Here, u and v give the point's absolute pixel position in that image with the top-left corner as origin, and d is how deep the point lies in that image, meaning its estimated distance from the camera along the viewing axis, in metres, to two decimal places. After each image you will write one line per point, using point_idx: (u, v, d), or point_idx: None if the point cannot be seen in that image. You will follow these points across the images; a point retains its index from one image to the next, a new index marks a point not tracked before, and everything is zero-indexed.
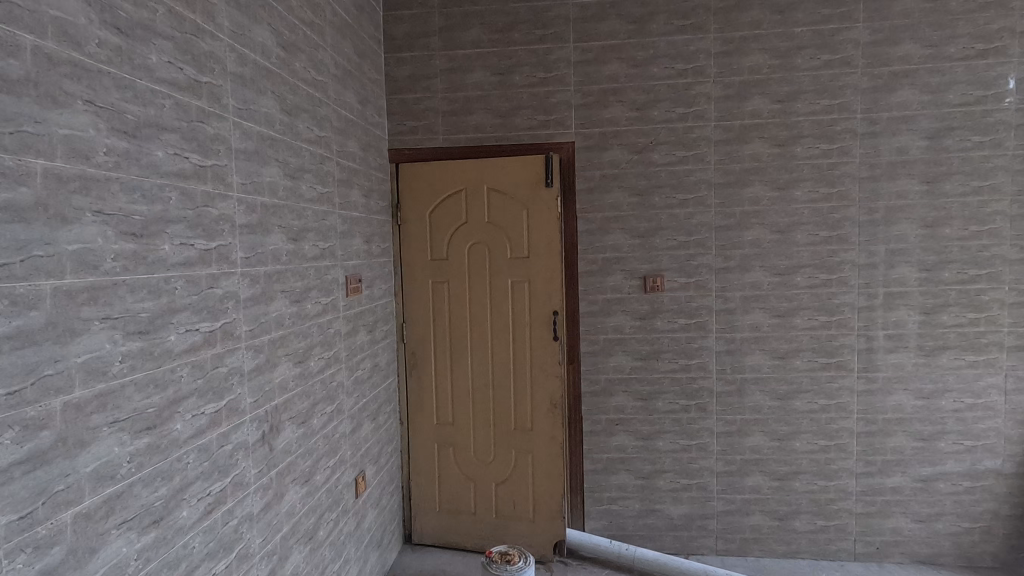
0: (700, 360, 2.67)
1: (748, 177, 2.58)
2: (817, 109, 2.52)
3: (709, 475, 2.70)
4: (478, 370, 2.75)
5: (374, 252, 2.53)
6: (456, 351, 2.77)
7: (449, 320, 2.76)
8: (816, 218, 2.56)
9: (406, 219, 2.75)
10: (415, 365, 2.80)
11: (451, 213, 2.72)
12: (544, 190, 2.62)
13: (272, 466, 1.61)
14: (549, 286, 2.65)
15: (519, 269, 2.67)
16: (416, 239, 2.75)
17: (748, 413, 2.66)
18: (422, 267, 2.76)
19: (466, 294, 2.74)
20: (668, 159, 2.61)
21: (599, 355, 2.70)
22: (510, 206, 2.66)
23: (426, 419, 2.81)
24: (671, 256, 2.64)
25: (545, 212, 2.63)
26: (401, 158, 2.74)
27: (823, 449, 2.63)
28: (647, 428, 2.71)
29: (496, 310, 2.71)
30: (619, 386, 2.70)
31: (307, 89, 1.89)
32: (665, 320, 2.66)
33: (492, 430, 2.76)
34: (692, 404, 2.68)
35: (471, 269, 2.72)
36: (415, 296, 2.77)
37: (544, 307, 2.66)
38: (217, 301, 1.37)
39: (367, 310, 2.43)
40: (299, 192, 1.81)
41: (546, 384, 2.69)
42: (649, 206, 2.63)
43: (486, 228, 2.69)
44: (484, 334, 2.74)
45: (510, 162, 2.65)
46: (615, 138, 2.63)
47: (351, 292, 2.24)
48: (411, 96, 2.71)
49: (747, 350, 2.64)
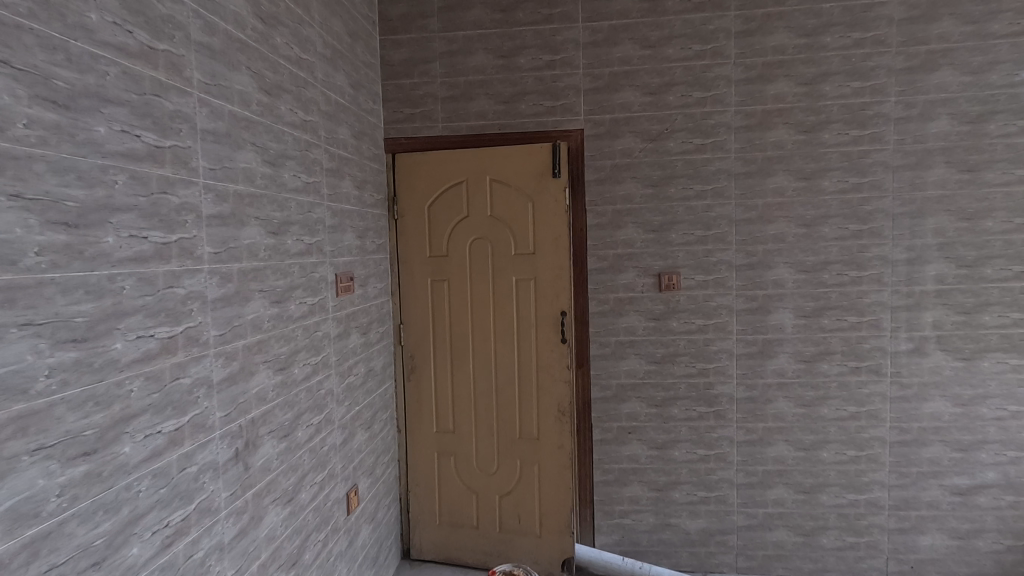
0: (719, 364, 2.48)
1: (772, 167, 2.39)
2: (847, 93, 2.33)
3: (729, 487, 2.52)
4: (481, 374, 2.57)
5: (369, 248, 2.36)
6: (456, 355, 2.59)
7: (449, 321, 2.59)
8: (845, 210, 2.37)
9: (403, 214, 2.57)
10: (413, 370, 2.62)
11: (452, 206, 2.54)
12: (551, 181, 2.44)
13: (248, 487, 1.44)
14: (556, 285, 2.47)
15: (524, 266, 2.49)
16: (413, 235, 2.57)
17: (770, 421, 2.47)
18: (421, 265, 2.58)
19: (467, 294, 2.56)
20: (685, 147, 2.42)
21: (610, 359, 2.51)
22: (514, 199, 2.48)
23: (425, 427, 2.64)
24: (687, 252, 2.45)
25: (551, 204, 2.45)
26: (398, 148, 2.56)
27: (853, 460, 2.44)
28: (662, 437, 2.53)
29: (499, 312, 2.53)
30: (632, 392, 2.52)
31: (290, 68, 1.71)
32: (682, 321, 2.48)
33: (495, 439, 2.58)
34: (711, 412, 2.50)
35: (472, 267, 2.54)
36: (413, 295, 2.59)
37: (551, 308, 2.48)
38: (178, 302, 1.19)
39: (361, 310, 2.25)
40: (279, 180, 1.63)
41: (554, 391, 2.51)
42: (664, 199, 2.44)
43: (488, 223, 2.51)
44: (486, 337, 2.56)
45: (514, 151, 2.47)
46: (627, 125, 2.44)
47: (342, 291, 2.06)
48: (408, 81, 2.54)
49: (771, 353, 2.45)
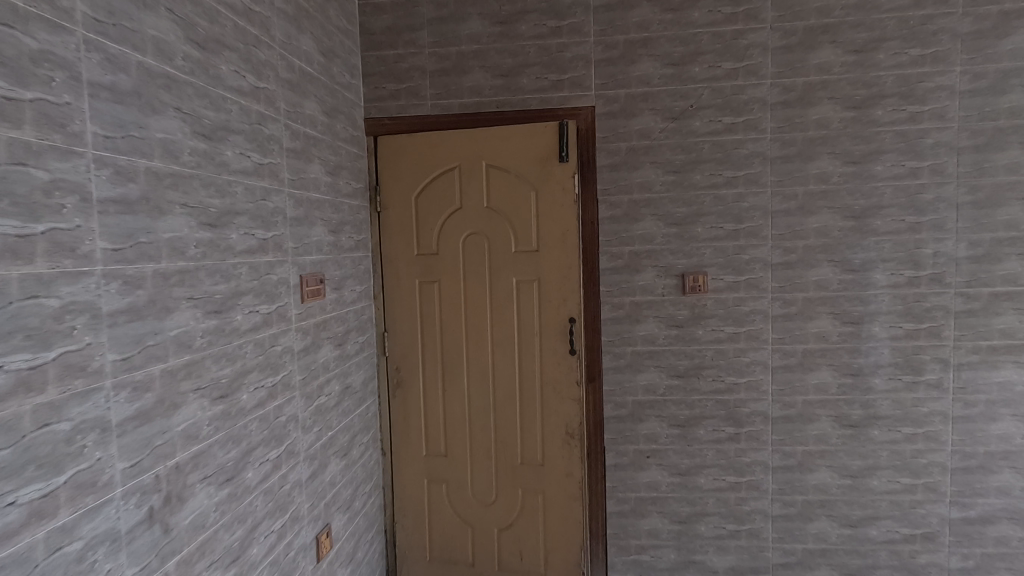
0: (752, 378, 2.15)
1: (814, 149, 2.05)
2: (904, 61, 1.99)
3: (763, 520, 2.18)
4: (476, 390, 2.24)
5: (345, 245, 2.02)
6: (449, 369, 2.25)
7: (441, 329, 2.25)
8: (901, 199, 2.03)
9: (387, 205, 2.24)
10: (399, 385, 2.29)
11: (442, 197, 2.20)
12: (558, 166, 2.10)
13: (169, 556, 1.11)
14: (564, 288, 2.13)
15: (526, 266, 2.15)
16: (399, 230, 2.24)
17: (812, 445, 2.14)
18: (407, 265, 2.24)
19: (461, 299, 2.22)
20: (712, 127, 2.09)
21: (625, 372, 2.19)
22: (514, 188, 2.14)
23: (413, 451, 2.31)
24: (715, 248, 2.12)
25: (558, 193, 2.11)
26: (381, 129, 2.23)
27: (907, 489, 2.12)
28: (685, 461, 2.20)
29: (498, 319, 2.19)
30: (651, 410, 2.20)
31: (235, 20, 1.37)
32: (709, 328, 2.15)
33: (494, 464, 2.24)
34: (742, 433, 2.17)
35: (466, 267, 2.20)
36: (398, 299, 2.26)
37: (558, 314, 2.14)
38: (48, 318, 0.86)
39: (334, 318, 1.92)
40: (219, 158, 1.29)
41: (561, 410, 2.17)
42: (689, 187, 2.11)
43: (484, 215, 2.17)
44: (483, 348, 2.21)
45: (515, 132, 2.13)
46: (645, 102, 2.11)
47: (309, 296, 1.73)
48: (392, 52, 2.20)
49: (812, 366, 2.12)
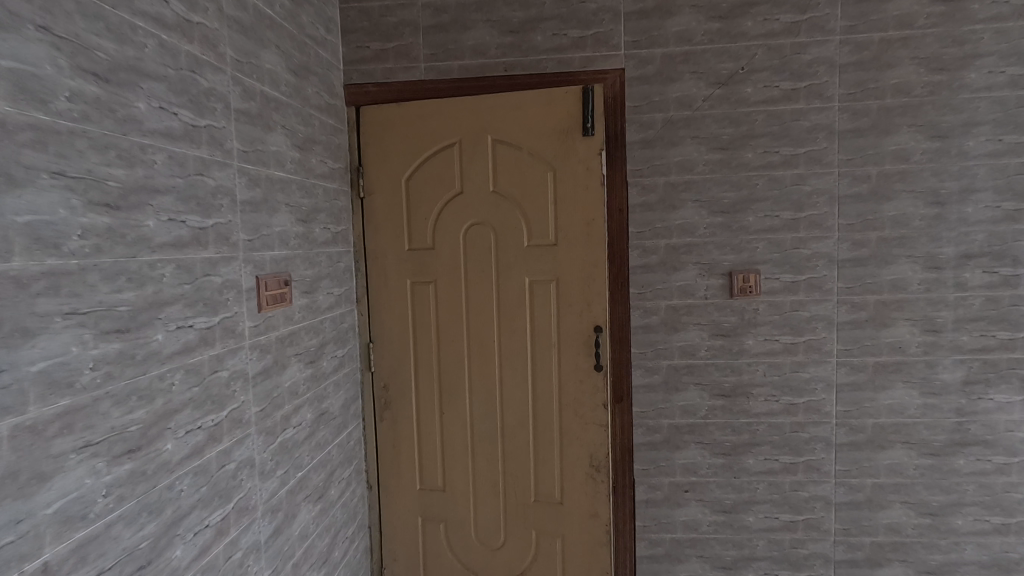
0: (813, 398, 1.79)
1: (892, 120, 1.69)
2: (1004, 12, 1.63)
3: (824, 567, 1.83)
4: (480, 412, 1.86)
5: (319, 238, 1.64)
6: (447, 387, 1.88)
7: (437, 341, 1.87)
8: (996, 181, 1.67)
9: (372, 189, 1.86)
10: (389, 405, 1.92)
11: (438, 179, 1.82)
12: (580, 141, 1.72)
13: None
14: (587, 291, 1.76)
15: (541, 263, 1.78)
16: (386, 221, 1.86)
17: (884, 478, 1.79)
18: (396, 262, 1.87)
19: (461, 304, 1.84)
20: (767, 94, 1.73)
21: (659, 390, 1.83)
22: (527, 168, 1.76)
23: (405, 483, 1.94)
24: (769, 242, 1.76)
25: (580, 175, 1.73)
26: (364, 98, 1.85)
27: (997, 531, 1.77)
28: (730, 496, 1.85)
29: (506, 328, 1.82)
30: (690, 435, 1.84)
31: None
32: (761, 338, 1.79)
33: (501, 500, 1.87)
34: (799, 463, 1.81)
35: (469, 265, 1.82)
36: (387, 302, 1.88)
37: (580, 322, 1.77)
38: None
39: (305, 330, 1.54)
40: (125, 111, 0.91)
41: (584, 439, 1.79)
42: (738, 167, 1.75)
43: (490, 201, 1.79)
44: (488, 363, 1.84)
45: (528, 99, 1.74)
46: (685, 64, 1.74)
47: (271, 302, 1.34)
48: (378, 4, 1.82)
49: (885, 383, 1.76)
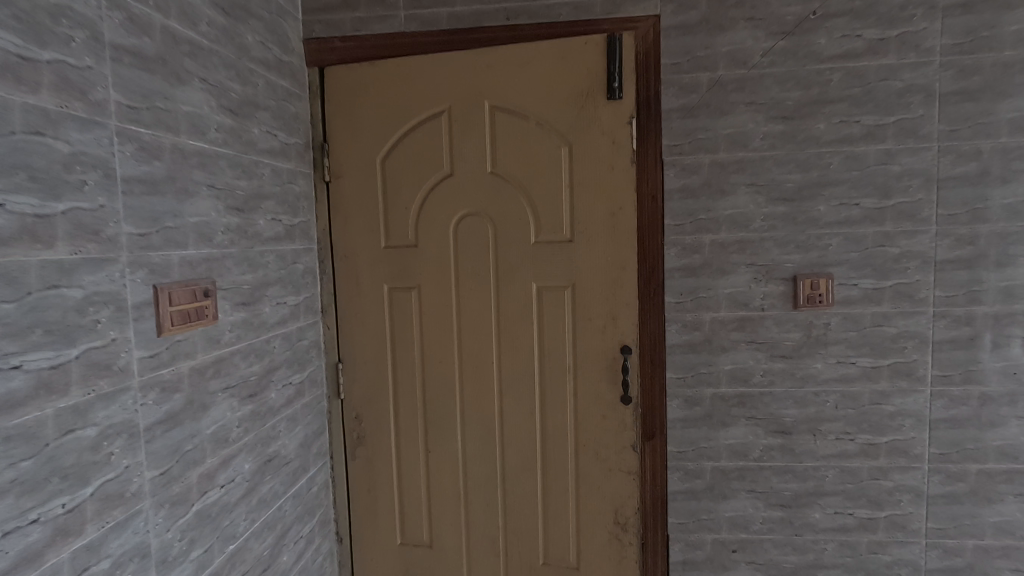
0: (899, 437, 1.40)
1: (1012, 78, 1.30)
2: None
3: None
4: (475, 452, 1.48)
5: (265, 232, 1.26)
6: (434, 420, 1.50)
7: (420, 362, 1.49)
8: None
9: (340, 172, 1.48)
10: (362, 441, 1.55)
11: (422, 158, 1.44)
12: (603, 108, 1.34)
13: None
14: (611, 301, 1.38)
15: (552, 265, 1.39)
16: (357, 211, 1.48)
17: (990, 539, 1.40)
18: (371, 263, 1.49)
19: (451, 316, 1.46)
20: (845, 46, 1.33)
21: (701, 425, 1.46)
22: (535, 143, 1.37)
23: (382, 538, 1.56)
24: (844, 239, 1.37)
25: (604, 152, 1.35)
26: (329, 55, 1.46)
27: None
28: (791, 558, 1.46)
29: (508, 347, 1.44)
30: (740, 481, 1.46)
31: None
32: (832, 361, 1.41)
33: (502, 563, 1.50)
34: (879, 519, 1.43)
35: (460, 268, 1.44)
36: (359, 313, 1.51)
37: (603, 341, 1.39)
38: None
39: (241, 354, 1.16)
40: None
41: (606, 487, 1.42)
42: (806, 142, 1.36)
43: (488, 187, 1.41)
44: (485, 391, 1.46)
45: (537, 54, 1.36)
46: (740, 8, 1.35)
47: (181, 322, 0.97)
48: None
49: (995, 419, 1.37)
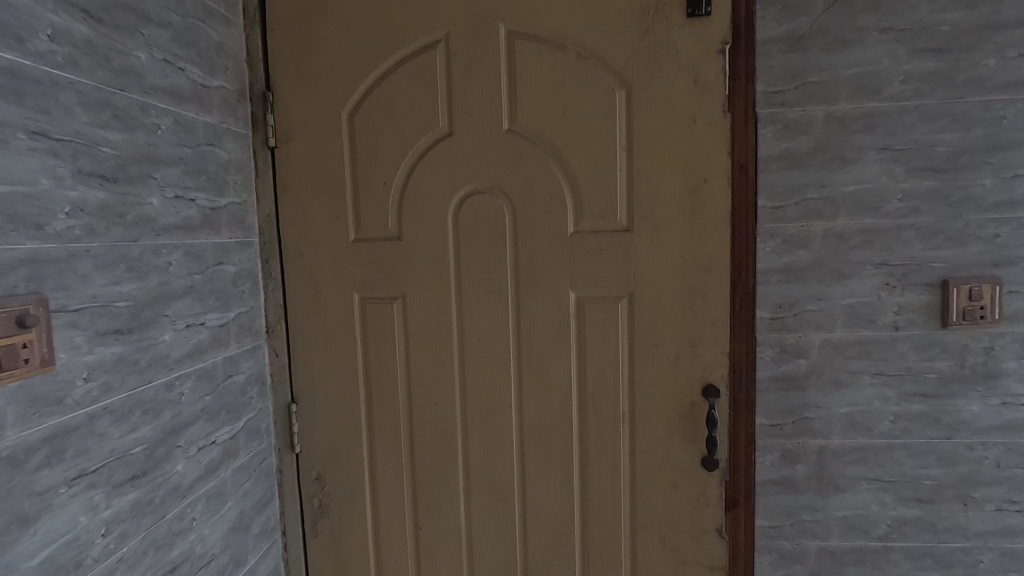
0: None
1: None
2: None
3: None
4: (485, 530, 1.05)
5: (165, 216, 0.80)
6: (427, 484, 1.06)
7: (408, 404, 1.05)
8: None
9: (292, 131, 1.03)
10: (326, 512, 1.10)
11: (409, 112, 0.99)
12: (680, 35, 0.91)
13: None
14: (687, 318, 0.95)
15: (600, 268, 0.96)
16: (315, 189, 1.03)
17: None
18: (336, 263, 1.04)
19: (452, 339, 1.02)
20: None
21: (805, 490, 1.03)
22: (576, 86, 0.93)
23: None
24: (1019, 227, 0.95)
25: (680, 100, 0.92)
26: None
27: None
28: None
29: (534, 384, 1.00)
30: (859, 567, 1.04)
31: None
32: (993, 402, 0.99)
33: None
34: None
35: (464, 270, 1.00)
36: (321, 334, 1.06)
37: (674, 376, 0.96)
38: None
39: (113, 416, 0.71)
40: None
41: None
42: (967, 86, 0.94)
43: (505, 153, 0.97)
44: (500, 446, 1.02)
45: None
46: None
47: None
48: None
49: None
